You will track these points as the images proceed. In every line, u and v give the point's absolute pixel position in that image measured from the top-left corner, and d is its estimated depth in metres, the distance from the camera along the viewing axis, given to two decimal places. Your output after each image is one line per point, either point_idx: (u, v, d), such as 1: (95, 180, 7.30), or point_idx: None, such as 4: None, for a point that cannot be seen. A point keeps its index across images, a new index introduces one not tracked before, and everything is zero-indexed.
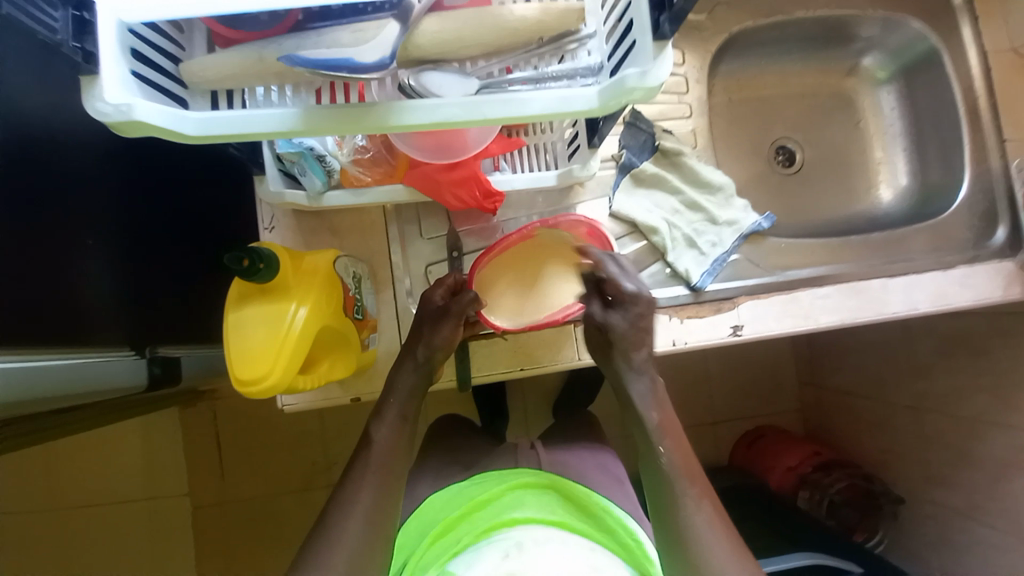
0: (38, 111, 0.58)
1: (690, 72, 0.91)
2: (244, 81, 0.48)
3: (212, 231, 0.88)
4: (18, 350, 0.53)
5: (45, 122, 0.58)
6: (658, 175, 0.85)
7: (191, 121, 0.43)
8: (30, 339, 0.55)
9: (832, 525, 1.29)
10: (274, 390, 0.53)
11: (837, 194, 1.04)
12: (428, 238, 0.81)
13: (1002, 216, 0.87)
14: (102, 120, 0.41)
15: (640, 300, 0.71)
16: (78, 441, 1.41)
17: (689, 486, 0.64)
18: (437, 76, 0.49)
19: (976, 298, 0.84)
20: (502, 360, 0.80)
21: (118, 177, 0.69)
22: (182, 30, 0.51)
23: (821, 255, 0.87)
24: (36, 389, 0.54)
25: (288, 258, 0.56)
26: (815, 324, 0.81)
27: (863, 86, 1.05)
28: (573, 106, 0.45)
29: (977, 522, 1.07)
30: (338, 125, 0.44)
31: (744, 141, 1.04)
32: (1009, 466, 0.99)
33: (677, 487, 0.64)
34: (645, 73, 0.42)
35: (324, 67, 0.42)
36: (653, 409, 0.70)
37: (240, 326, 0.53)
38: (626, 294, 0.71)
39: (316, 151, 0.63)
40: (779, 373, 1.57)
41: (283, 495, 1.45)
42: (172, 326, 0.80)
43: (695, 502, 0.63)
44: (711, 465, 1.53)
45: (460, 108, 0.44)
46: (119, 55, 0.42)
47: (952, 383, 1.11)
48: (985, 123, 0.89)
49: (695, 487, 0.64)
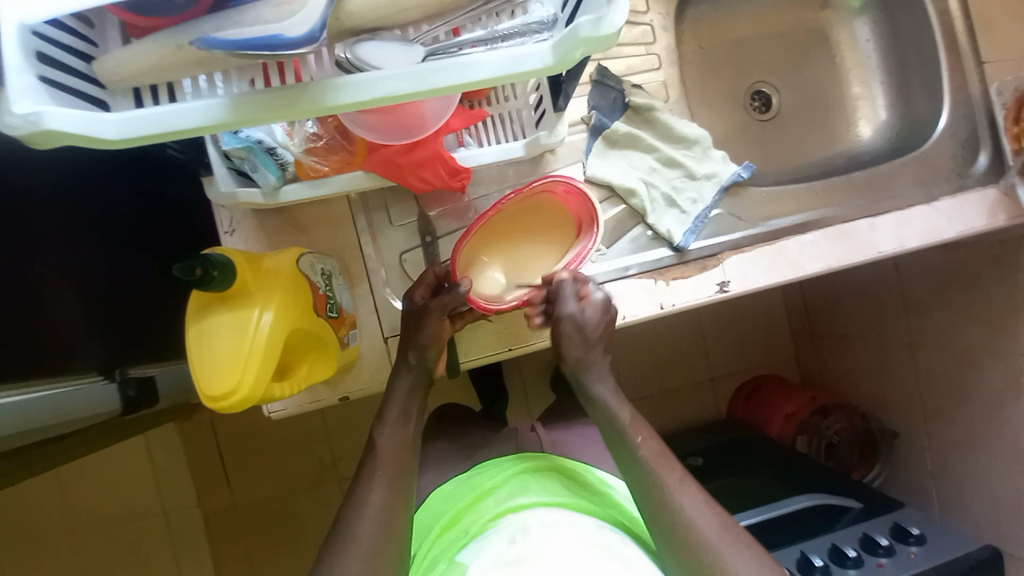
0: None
1: (656, 20, 0.86)
2: (166, 75, 0.43)
3: (177, 240, 0.84)
4: None
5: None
6: (631, 134, 0.81)
7: (110, 124, 0.39)
8: None
9: (833, 464, 1.34)
10: (248, 401, 0.51)
11: (818, 135, 1.01)
12: (399, 225, 0.77)
13: (986, 142, 0.85)
14: (12, 135, 0.37)
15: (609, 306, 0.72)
16: (79, 465, 1.39)
17: (669, 472, 0.65)
18: (373, 47, 0.44)
19: (963, 229, 0.82)
20: (488, 342, 0.78)
21: (54, 189, 0.64)
22: (92, 24, 0.46)
23: (805, 201, 0.84)
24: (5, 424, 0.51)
25: (245, 262, 0.52)
26: (803, 272, 0.80)
27: (838, 20, 1.01)
28: (528, 64, 0.41)
29: (975, 448, 1.09)
30: (273, 112, 0.40)
31: (719, 88, 1.00)
32: (1008, 393, 1.01)
33: (658, 476, 0.64)
34: (599, 20, 0.38)
35: (245, 47, 0.38)
36: (621, 407, 0.70)
37: (202, 339, 0.50)
38: (598, 300, 0.71)
39: (265, 143, 0.60)
40: (772, 323, 1.57)
41: (292, 496, 1.44)
42: (145, 343, 0.77)
43: (679, 487, 0.64)
44: (712, 420, 1.55)
45: (405, 81, 0.40)
46: (23, 62, 0.38)
47: (943, 313, 1.12)
48: (964, 46, 0.86)
49: (676, 472, 0.65)
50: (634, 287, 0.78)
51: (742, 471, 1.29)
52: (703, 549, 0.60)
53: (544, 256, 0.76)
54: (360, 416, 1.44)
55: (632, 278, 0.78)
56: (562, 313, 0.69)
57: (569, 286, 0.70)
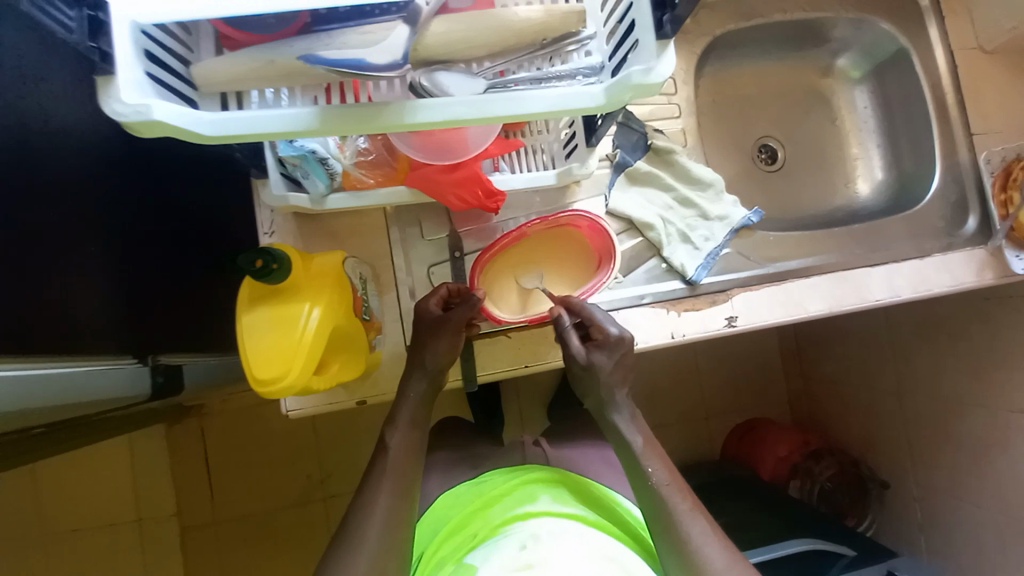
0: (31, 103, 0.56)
1: (678, 73, 0.93)
2: (252, 83, 0.48)
3: (211, 238, 0.87)
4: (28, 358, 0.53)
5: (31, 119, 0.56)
6: (651, 173, 0.88)
7: (206, 122, 0.43)
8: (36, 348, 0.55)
9: (826, 510, 1.35)
10: (288, 391, 0.54)
11: (819, 188, 1.08)
12: (430, 239, 0.81)
13: (973, 205, 0.93)
14: (118, 121, 0.41)
15: (624, 342, 0.72)
16: (61, 461, 1.36)
17: (680, 498, 0.67)
18: (447, 76, 0.50)
19: (953, 283, 0.89)
20: (506, 357, 0.81)
21: (110, 180, 0.67)
22: (189, 32, 0.50)
23: (808, 247, 0.90)
24: (35, 398, 0.51)
25: (299, 258, 0.56)
26: (806, 312, 0.84)
27: (839, 86, 1.10)
28: (580, 103, 0.47)
29: (963, 502, 1.12)
30: (352, 124, 0.45)
31: (729, 139, 1.08)
32: (994, 447, 1.04)
33: (669, 501, 0.67)
34: (648, 70, 0.44)
35: (338, 66, 0.43)
36: (636, 433, 0.72)
37: (253, 329, 0.53)
38: (610, 337, 0.72)
39: (319, 153, 0.64)
40: (768, 365, 1.61)
41: (276, 510, 1.41)
42: (175, 333, 0.79)
43: (688, 515, 0.66)
44: (705, 459, 1.56)
45: (471, 106, 0.45)
46: (134, 57, 0.41)
47: (932, 367, 1.17)
48: (954, 119, 0.94)
49: (686, 500, 0.68)
50: (647, 314, 0.82)
51: (733, 511, 1.30)
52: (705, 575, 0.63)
53: (559, 284, 0.81)
54: (356, 429, 1.44)
55: (646, 306, 0.82)
56: (568, 354, 0.73)
57: (568, 329, 0.73)
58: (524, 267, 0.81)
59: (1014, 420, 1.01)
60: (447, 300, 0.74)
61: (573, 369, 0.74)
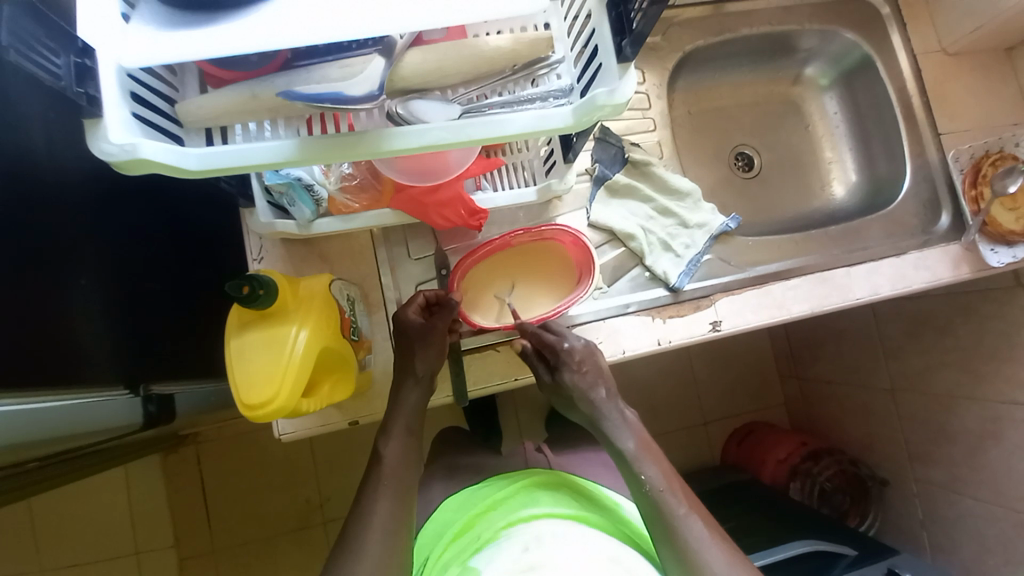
0: (24, 144, 0.58)
1: (651, 89, 0.96)
2: (237, 119, 0.50)
3: (201, 267, 0.88)
4: (36, 391, 0.55)
5: (23, 158, 0.57)
6: (630, 185, 0.90)
7: (192, 157, 0.45)
8: (42, 382, 0.57)
9: (827, 511, 1.35)
10: (279, 413, 0.55)
11: (796, 192, 1.11)
12: (417, 258, 0.82)
13: (945, 203, 0.96)
14: (106, 160, 0.43)
15: (579, 349, 0.76)
16: (54, 497, 1.34)
17: (678, 503, 0.68)
18: (423, 104, 0.53)
19: (930, 279, 0.91)
20: (496, 371, 0.82)
21: (100, 215, 0.68)
22: (175, 73, 0.52)
23: (787, 249, 0.92)
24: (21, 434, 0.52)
25: (286, 283, 0.57)
26: (788, 313, 0.87)
27: (809, 93, 1.14)
28: (551, 123, 0.49)
29: (961, 494, 1.13)
30: (332, 153, 0.47)
31: (706, 150, 1.11)
32: (988, 436, 1.06)
33: (667, 505, 0.67)
34: (613, 91, 0.47)
35: (316, 101, 0.46)
36: (628, 439, 0.73)
37: (242, 354, 0.55)
38: (566, 350, 0.75)
39: (304, 180, 0.66)
40: (761, 368, 1.62)
41: (274, 537, 1.40)
42: (167, 363, 0.79)
43: (687, 519, 0.66)
44: (705, 464, 1.56)
45: (447, 131, 0.48)
46: (121, 99, 0.43)
47: (919, 361, 1.19)
48: (922, 121, 0.98)
49: (685, 504, 0.68)
50: (633, 323, 0.84)
51: (735, 515, 1.30)
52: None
53: (540, 298, 0.83)
54: (353, 451, 1.43)
55: (632, 315, 0.84)
56: (539, 380, 0.77)
57: (530, 358, 0.77)
58: (506, 277, 0.83)
59: (1004, 410, 1.02)
60: (426, 307, 0.75)
61: (548, 392, 0.79)
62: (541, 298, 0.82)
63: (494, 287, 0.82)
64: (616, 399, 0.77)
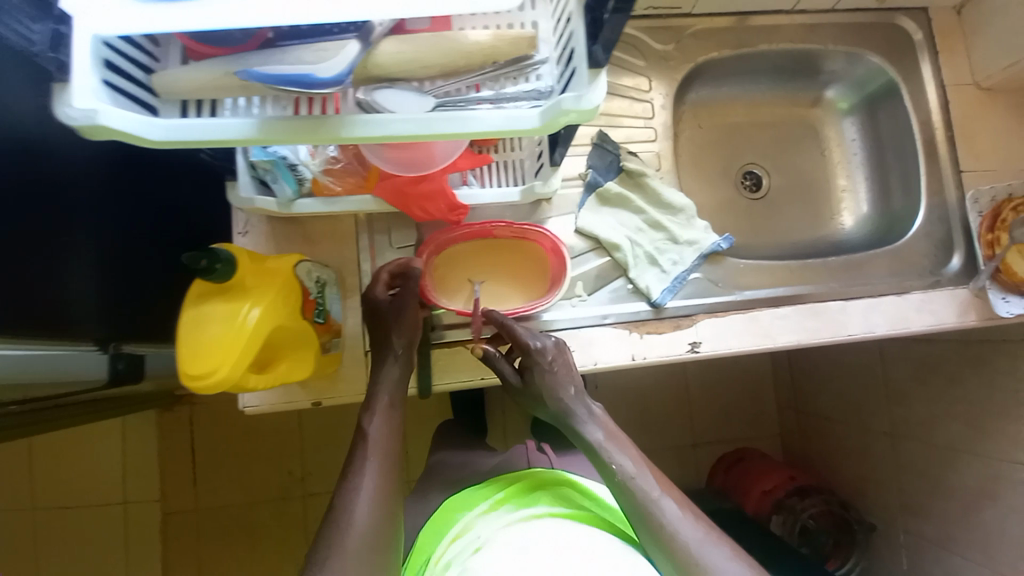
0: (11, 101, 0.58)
1: (658, 98, 0.93)
2: (213, 95, 0.50)
3: (190, 235, 0.90)
4: None
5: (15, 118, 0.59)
6: (622, 194, 0.88)
7: (158, 128, 0.46)
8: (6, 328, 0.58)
9: (806, 552, 1.31)
10: (224, 384, 0.56)
11: (806, 219, 1.06)
12: (398, 248, 0.82)
13: (959, 245, 0.91)
14: (70, 124, 0.43)
15: (548, 350, 0.74)
16: (50, 439, 1.40)
17: (651, 486, 0.67)
18: (391, 93, 0.52)
19: (933, 323, 0.87)
20: (463, 367, 0.81)
21: (89, 175, 0.70)
22: (159, 45, 0.53)
23: (782, 276, 0.89)
24: None
25: (247, 258, 0.59)
26: (773, 343, 0.84)
27: (827, 117, 1.09)
28: (520, 125, 0.48)
29: (951, 551, 1.08)
30: (295, 135, 0.47)
31: (713, 166, 1.08)
32: (985, 495, 1.01)
33: (641, 490, 0.66)
34: (580, 97, 0.45)
35: (283, 82, 0.46)
36: (596, 429, 0.72)
37: (195, 325, 0.55)
38: (534, 350, 0.73)
39: (288, 160, 0.66)
40: (756, 394, 1.57)
41: (254, 504, 1.43)
42: (134, 322, 0.82)
43: (661, 502, 0.66)
44: (689, 487, 1.52)
45: (412, 124, 0.47)
46: (93, 67, 0.44)
47: (924, 408, 1.13)
48: (943, 157, 0.93)
49: (657, 485, 0.67)
50: (609, 335, 0.82)
51: None
52: (688, 560, 0.62)
53: (502, 296, 0.82)
54: (336, 432, 1.45)
55: (608, 326, 0.82)
56: (505, 382, 0.77)
57: (497, 359, 0.77)
58: (475, 263, 0.83)
59: (1003, 469, 0.97)
60: (391, 282, 0.76)
61: (517, 395, 0.77)
62: (503, 297, 0.82)
63: (461, 270, 0.82)
64: (583, 394, 0.75)
